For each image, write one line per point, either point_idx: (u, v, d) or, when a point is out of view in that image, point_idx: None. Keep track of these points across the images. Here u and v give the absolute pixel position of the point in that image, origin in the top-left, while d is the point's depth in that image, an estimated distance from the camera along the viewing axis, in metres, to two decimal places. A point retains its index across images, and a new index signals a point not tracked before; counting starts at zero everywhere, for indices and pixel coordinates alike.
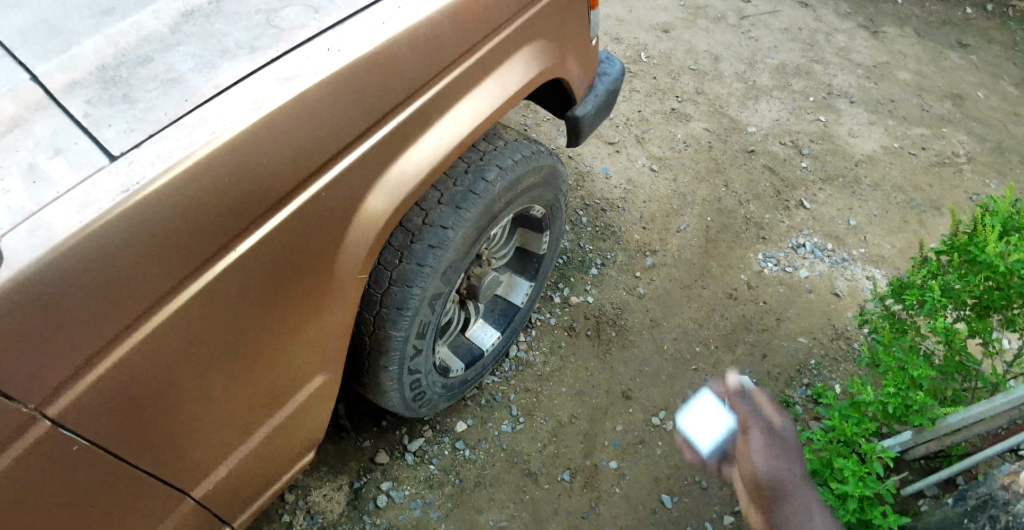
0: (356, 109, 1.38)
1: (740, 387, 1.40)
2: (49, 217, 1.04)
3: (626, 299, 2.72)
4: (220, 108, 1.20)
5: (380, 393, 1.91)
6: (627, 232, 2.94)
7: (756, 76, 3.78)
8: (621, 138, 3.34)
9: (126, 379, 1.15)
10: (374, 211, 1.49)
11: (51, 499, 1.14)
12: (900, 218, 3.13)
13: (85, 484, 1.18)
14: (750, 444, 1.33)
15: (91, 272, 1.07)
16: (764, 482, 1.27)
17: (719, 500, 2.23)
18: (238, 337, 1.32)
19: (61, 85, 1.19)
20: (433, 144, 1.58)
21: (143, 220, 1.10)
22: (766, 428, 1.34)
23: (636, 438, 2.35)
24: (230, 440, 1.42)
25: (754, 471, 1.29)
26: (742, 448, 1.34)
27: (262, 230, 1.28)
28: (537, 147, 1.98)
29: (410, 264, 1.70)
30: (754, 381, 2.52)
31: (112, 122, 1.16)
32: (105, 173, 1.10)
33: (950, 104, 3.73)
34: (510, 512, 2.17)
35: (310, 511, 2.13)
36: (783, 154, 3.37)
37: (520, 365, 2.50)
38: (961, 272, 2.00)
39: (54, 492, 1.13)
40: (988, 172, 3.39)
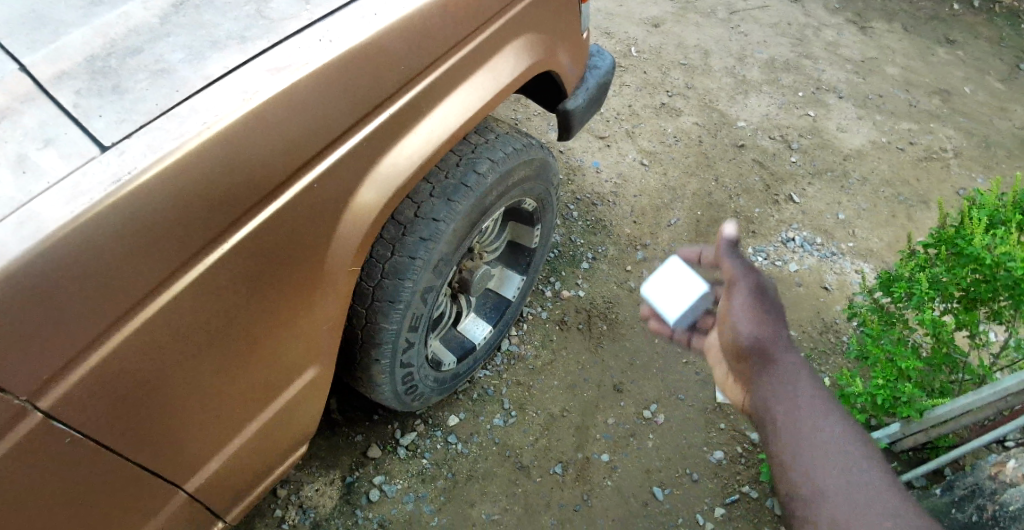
0: (348, 101, 1.38)
1: (732, 239, 1.45)
2: (39, 207, 1.03)
3: (617, 293, 2.73)
4: (211, 99, 1.19)
5: (372, 386, 1.91)
6: (618, 226, 2.95)
7: (746, 70, 3.79)
8: (612, 133, 3.34)
9: (118, 372, 1.15)
10: (365, 204, 1.48)
11: (53, 499, 1.15)
12: (888, 212, 3.16)
13: (84, 481, 1.18)
14: (734, 299, 1.40)
15: (82, 263, 1.06)
16: (748, 341, 1.34)
17: (710, 492, 2.25)
18: (230, 329, 1.31)
19: (49, 76, 1.18)
20: (425, 135, 1.58)
21: (134, 212, 1.10)
22: (752, 283, 1.41)
23: (628, 431, 2.36)
24: (222, 433, 1.42)
25: (738, 333, 1.36)
26: (728, 305, 1.41)
27: (254, 222, 1.27)
28: (528, 140, 1.98)
29: (401, 257, 1.69)
30: None
31: (102, 112, 1.15)
32: (96, 164, 1.08)
33: (937, 99, 3.76)
34: (502, 505, 2.17)
35: (302, 506, 2.13)
36: (773, 148, 3.39)
37: (512, 358, 2.50)
38: (948, 265, 2.02)
39: (55, 491, 1.14)
40: (974, 166, 3.43)
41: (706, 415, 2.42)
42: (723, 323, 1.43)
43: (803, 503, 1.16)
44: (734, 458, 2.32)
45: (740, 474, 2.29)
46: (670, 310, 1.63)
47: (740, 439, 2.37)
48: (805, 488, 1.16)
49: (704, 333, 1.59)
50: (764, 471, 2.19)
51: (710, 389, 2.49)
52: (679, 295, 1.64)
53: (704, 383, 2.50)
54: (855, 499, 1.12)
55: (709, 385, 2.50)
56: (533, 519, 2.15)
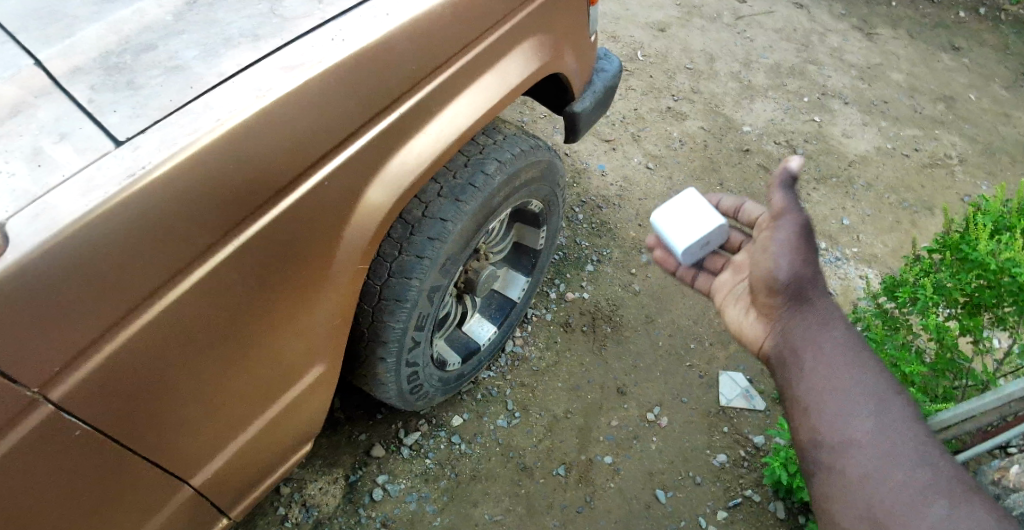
0: (359, 100, 1.39)
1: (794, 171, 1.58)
2: (54, 201, 1.04)
3: (621, 295, 2.73)
4: (224, 96, 1.21)
5: (377, 385, 1.92)
6: (622, 229, 2.96)
7: (751, 75, 3.80)
8: (617, 136, 3.35)
9: (127, 366, 1.16)
10: (374, 203, 1.49)
11: (52, 491, 1.15)
12: (892, 218, 3.16)
13: (86, 473, 1.18)
14: (782, 232, 1.58)
15: (96, 256, 1.07)
16: (792, 275, 1.54)
17: (713, 495, 2.25)
18: (238, 325, 1.32)
19: (64, 71, 1.19)
20: (433, 135, 1.59)
21: (147, 207, 1.11)
22: (801, 220, 1.58)
23: (631, 433, 2.37)
24: (229, 428, 1.43)
25: (784, 268, 1.55)
26: (777, 235, 1.58)
27: (264, 219, 1.29)
28: (535, 141, 1.99)
29: (409, 256, 1.71)
30: (749, 378, 2.54)
31: (116, 108, 1.16)
32: (110, 158, 1.10)
33: (942, 106, 3.77)
34: (505, 506, 2.18)
35: (305, 505, 2.13)
36: (778, 153, 3.39)
37: (516, 359, 2.51)
38: (953, 270, 2.02)
39: (54, 483, 1.14)
40: (979, 173, 3.43)
41: (709, 418, 2.42)
42: (764, 249, 1.61)
43: (827, 445, 1.36)
44: (737, 462, 2.32)
45: (742, 477, 2.29)
46: (680, 241, 1.74)
47: (743, 442, 2.37)
48: (832, 432, 1.36)
49: (709, 272, 1.84)
50: (767, 474, 2.19)
51: (713, 393, 2.49)
52: (691, 227, 1.75)
53: (707, 386, 2.51)
54: (880, 447, 1.30)
55: (712, 388, 2.50)
56: (536, 521, 2.15)
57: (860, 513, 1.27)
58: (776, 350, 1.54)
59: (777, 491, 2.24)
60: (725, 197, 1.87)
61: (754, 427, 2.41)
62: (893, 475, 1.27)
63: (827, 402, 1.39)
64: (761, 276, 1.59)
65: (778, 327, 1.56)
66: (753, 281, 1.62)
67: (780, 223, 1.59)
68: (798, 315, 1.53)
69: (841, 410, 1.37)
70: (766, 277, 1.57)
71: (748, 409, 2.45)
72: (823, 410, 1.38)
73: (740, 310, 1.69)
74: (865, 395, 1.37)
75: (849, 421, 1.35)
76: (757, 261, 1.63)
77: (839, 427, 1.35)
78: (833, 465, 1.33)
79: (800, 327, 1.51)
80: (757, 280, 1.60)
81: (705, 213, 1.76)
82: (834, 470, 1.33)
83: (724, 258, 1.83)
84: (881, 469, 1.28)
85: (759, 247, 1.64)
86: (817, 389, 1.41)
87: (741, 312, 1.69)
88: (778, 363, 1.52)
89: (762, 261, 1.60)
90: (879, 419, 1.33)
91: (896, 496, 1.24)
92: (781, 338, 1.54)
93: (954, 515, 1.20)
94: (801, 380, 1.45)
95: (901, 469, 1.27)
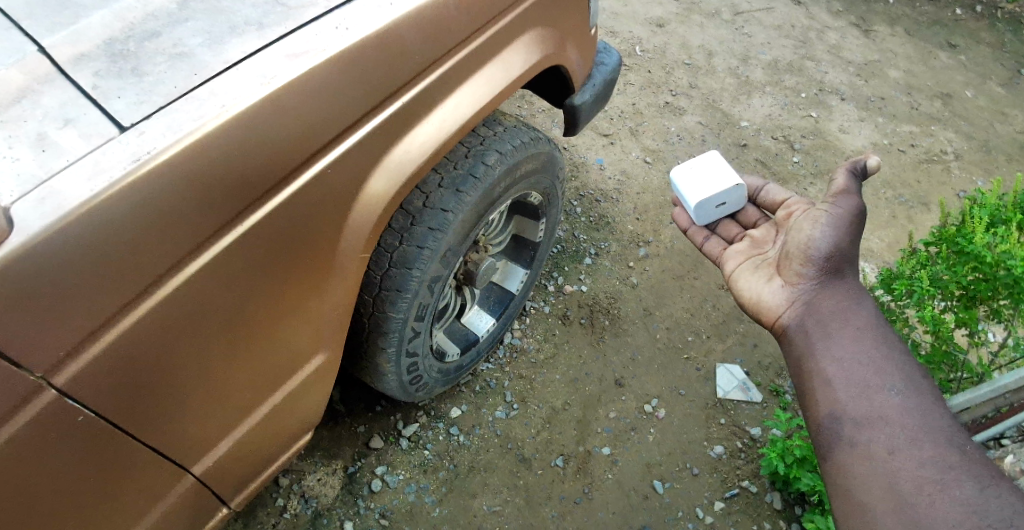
0: (363, 89, 1.40)
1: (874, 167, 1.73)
2: (60, 186, 1.05)
3: (620, 289, 2.75)
4: (229, 83, 1.22)
5: (377, 375, 1.93)
6: (621, 222, 2.97)
7: (749, 71, 3.81)
8: (616, 130, 3.36)
9: (129, 353, 1.16)
10: (377, 191, 1.50)
11: (55, 479, 1.15)
12: (889, 213, 3.18)
13: (85, 465, 1.19)
14: (840, 209, 1.71)
15: (101, 241, 1.08)
16: (832, 250, 1.68)
17: (710, 487, 2.26)
18: (241, 314, 1.33)
19: (69, 57, 1.20)
20: (436, 124, 1.60)
21: (151, 192, 1.11)
22: (857, 205, 1.72)
23: (629, 425, 2.38)
24: (230, 416, 1.43)
25: (831, 243, 1.68)
26: (833, 210, 1.72)
27: (268, 207, 1.29)
28: (536, 133, 2.00)
29: (410, 247, 1.71)
30: (746, 370, 2.56)
31: (122, 94, 1.17)
32: (115, 143, 1.11)
33: (939, 103, 3.78)
34: (505, 496, 2.19)
35: (304, 496, 2.14)
36: (775, 148, 3.41)
37: (515, 351, 2.52)
38: (949, 263, 2.03)
39: (57, 472, 1.15)
40: (975, 169, 3.45)
41: (706, 410, 2.44)
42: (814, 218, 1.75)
43: (850, 417, 1.42)
44: (734, 453, 2.34)
45: (740, 468, 2.30)
46: (693, 197, 1.96)
47: (740, 434, 2.39)
48: (857, 402, 1.43)
49: (717, 240, 2.02)
50: (764, 465, 2.21)
51: (710, 385, 2.51)
52: (705, 187, 1.97)
53: (705, 379, 2.52)
54: (905, 423, 1.37)
55: (710, 380, 2.52)
56: (534, 511, 2.17)
57: (883, 485, 1.31)
58: (795, 315, 1.65)
59: (774, 483, 2.26)
60: (751, 177, 2.06)
61: (752, 419, 2.43)
62: (921, 450, 1.32)
63: (852, 370, 1.47)
64: (797, 245, 1.74)
65: (800, 297, 1.68)
66: (786, 249, 1.77)
67: (839, 200, 1.73)
68: (828, 286, 1.65)
69: (866, 382, 1.45)
70: (803, 247, 1.71)
71: (745, 401, 2.47)
72: (848, 378, 1.47)
73: (761, 278, 1.81)
74: (891, 372, 1.45)
75: (874, 393, 1.43)
76: (798, 232, 1.78)
77: (865, 401, 1.42)
78: (856, 441, 1.39)
79: (827, 298, 1.63)
80: (790, 249, 1.75)
81: (722, 174, 1.98)
82: (857, 446, 1.38)
83: (738, 230, 2.03)
84: (907, 445, 1.34)
85: (801, 220, 1.79)
86: (842, 356, 1.51)
87: (759, 280, 1.81)
88: (797, 330, 1.63)
89: (802, 232, 1.75)
90: (905, 398, 1.41)
91: (921, 470, 1.29)
92: (802, 307, 1.66)
93: (983, 494, 1.24)
94: (825, 345, 1.54)
95: (928, 447, 1.32)
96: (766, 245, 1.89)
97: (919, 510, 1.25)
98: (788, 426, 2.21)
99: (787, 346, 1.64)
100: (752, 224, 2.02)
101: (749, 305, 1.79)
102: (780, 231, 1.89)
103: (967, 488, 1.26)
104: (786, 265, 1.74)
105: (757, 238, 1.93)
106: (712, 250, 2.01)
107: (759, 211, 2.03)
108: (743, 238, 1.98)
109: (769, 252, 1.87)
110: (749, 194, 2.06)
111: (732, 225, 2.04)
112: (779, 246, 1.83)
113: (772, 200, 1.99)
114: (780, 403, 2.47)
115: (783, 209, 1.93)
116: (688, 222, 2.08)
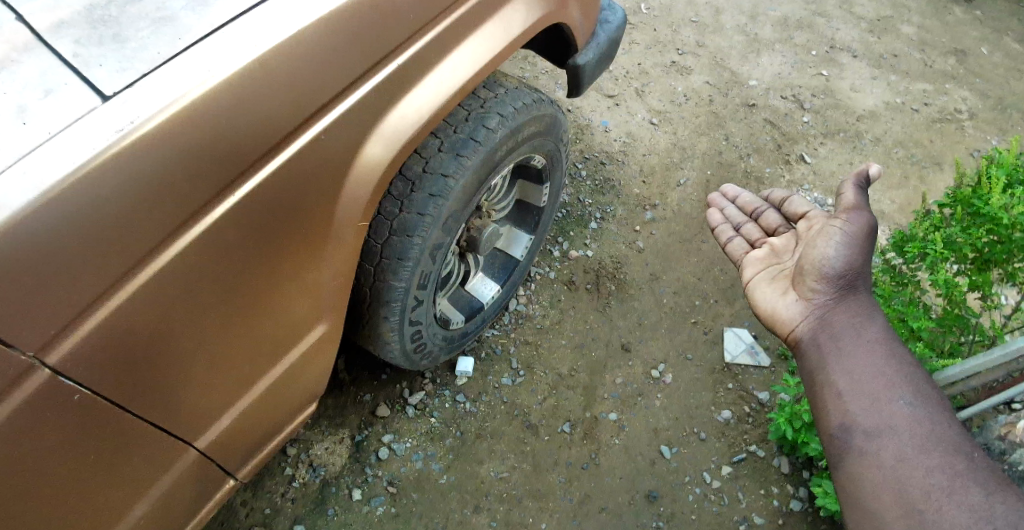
0: (355, 51, 1.35)
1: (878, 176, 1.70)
2: (42, 158, 1.01)
3: (626, 253, 2.70)
4: (215, 46, 1.17)
5: (380, 344, 1.90)
6: (626, 186, 2.91)
7: (758, 29, 3.70)
8: (621, 91, 3.27)
9: (122, 330, 1.14)
10: (373, 159, 1.46)
11: (50, 461, 1.14)
12: (900, 173, 3.11)
13: (80, 444, 1.17)
14: (852, 224, 1.69)
15: (87, 214, 1.04)
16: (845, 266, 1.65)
17: (717, 451, 2.25)
18: (237, 285, 1.30)
19: (48, 25, 1.14)
20: (434, 87, 1.54)
21: (138, 162, 1.08)
22: (869, 217, 1.70)
23: (635, 391, 2.36)
24: (230, 391, 1.41)
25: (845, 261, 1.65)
26: (847, 225, 1.69)
27: (260, 175, 1.25)
28: (538, 95, 1.94)
29: (410, 214, 1.68)
30: (754, 334, 2.52)
31: (103, 62, 1.12)
32: (97, 114, 1.06)
33: (953, 60, 3.68)
34: (511, 463, 2.18)
35: (313, 465, 2.14)
36: (785, 108, 3.32)
37: (520, 317, 2.50)
38: (963, 225, 1.97)
39: (51, 455, 1.13)
40: (989, 128, 3.36)
41: (713, 375, 2.42)
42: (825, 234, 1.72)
43: (861, 427, 1.42)
44: (741, 418, 2.32)
45: (747, 433, 2.29)
46: None
47: (748, 398, 2.37)
48: (869, 414, 1.42)
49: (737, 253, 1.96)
50: (772, 429, 2.20)
51: (718, 349, 2.48)
52: None
53: (713, 343, 2.50)
54: (915, 431, 1.37)
55: (717, 344, 2.49)
56: (541, 478, 2.16)
57: (891, 491, 1.32)
58: (809, 328, 1.63)
59: (781, 447, 2.25)
60: (777, 189, 2.03)
61: (759, 383, 2.41)
62: (930, 458, 1.33)
63: (862, 381, 1.47)
64: (811, 261, 1.70)
65: (814, 311, 1.65)
66: (800, 264, 1.73)
67: (852, 217, 1.70)
68: (843, 303, 1.62)
69: (876, 392, 1.45)
70: (817, 263, 1.68)
71: (752, 365, 2.44)
72: (858, 389, 1.47)
73: (776, 290, 1.77)
74: (901, 383, 1.45)
75: (884, 404, 1.43)
76: (812, 246, 1.74)
77: (875, 411, 1.42)
78: (867, 449, 1.39)
79: (840, 313, 1.61)
80: (804, 265, 1.71)
81: None
82: (866, 455, 1.39)
83: (759, 234, 1.98)
84: (916, 452, 1.34)
85: (815, 235, 1.76)
86: (853, 368, 1.50)
87: (774, 293, 1.77)
88: (810, 344, 1.61)
89: (815, 248, 1.72)
90: (915, 408, 1.41)
91: (929, 478, 1.30)
92: (816, 319, 1.63)
93: (989, 500, 1.26)
94: (836, 359, 1.53)
95: (936, 455, 1.33)
96: (784, 255, 1.84)
97: (928, 515, 1.26)
98: (796, 391, 2.19)
99: (801, 357, 1.62)
100: (773, 230, 1.96)
101: (765, 317, 1.76)
102: (800, 242, 1.82)
103: (975, 495, 1.27)
104: (800, 280, 1.71)
105: (777, 246, 1.88)
106: (734, 251, 1.97)
107: (781, 220, 1.97)
108: (764, 243, 1.94)
109: (786, 261, 1.82)
110: (774, 204, 2.02)
111: (753, 228, 2.00)
112: (796, 258, 1.78)
113: (794, 212, 1.94)
114: (788, 368, 2.44)
115: (803, 221, 1.87)
116: (720, 220, 2.06)
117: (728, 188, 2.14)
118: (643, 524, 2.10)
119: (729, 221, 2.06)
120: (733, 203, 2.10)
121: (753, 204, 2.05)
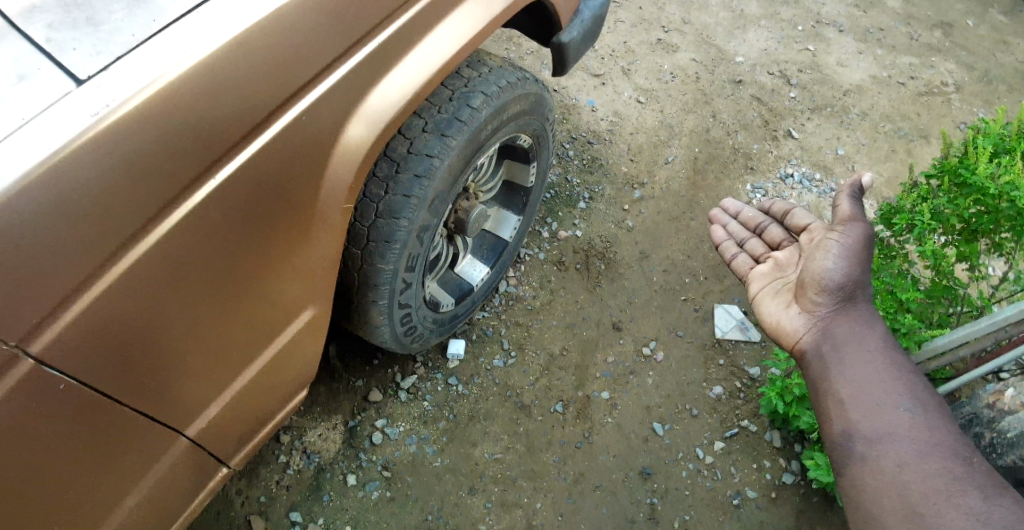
0: (336, 31, 1.33)
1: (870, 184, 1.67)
2: (16, 144, 0.98)
3: (615, 233, 2.70)
4: (192, 26, 1.14)
5: (370, 328, 1.89)
6: (614, 164, 2.90)
7: (744, 5, 3.68)
8: (607, 70, 3.25)
9: (105, 317, 1.12)
10: (357, 141, 1.44)
11: (42, 454, 1.13)
12: (887, 147, 3.12)
13: (70, 437, 1.16)
14: (848, 234, 1.67)
15: (68, 200, 1.02)
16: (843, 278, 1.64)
17: (710, 427, 2.26)
18: (224, 268, 1.29)
19: (19, 10, 1.10)
20: (417, 67, 1.53)
21: (117, 145, 1.06)
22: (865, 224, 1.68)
23: (627, 369, 2.37)
24: (221, 375, 1.40)
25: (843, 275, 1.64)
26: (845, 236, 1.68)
27: (243, 155, 1.23)
28: (523, 74, 1.92)
29: (396, 196, 1.66)
30: (743, 310, 2.53)
31: (77, 46, 1.09)
32: (72, 99, 1.04)
33: (939, 32, 3.67)
34: (505, 444, 2.19)
35: (306, 451, 2.13)
36: (771, 84, 3.31)
37: (511, 299, 2.49)
38: (951, 196, 1.96)
39: (46, 449, 1.13)
40: (976, 100, 3.36)
41: (705, 352, 2.43)
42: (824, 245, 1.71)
43: (862, 434, 1.44)
44: (733, 394, 2.33)
45: (739, 408, 2.30)
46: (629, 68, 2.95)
47: (739, 374, 2.38)
48: (869, 420, 1.45)
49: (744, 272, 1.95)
50: (764, 404, 2.22)
51: (708, 326, 2.49)
52: None
53: (703, 320, 2.50)
54: (915, 436, 1.39)
55: (708, 321, 2.50)
56: (534, 457, 2.17)
57: (893, 497, 1.34)
58: (811, 341, 1.63)
59: (773, 421, 2.26)
60: (778, 201, 2.00)
61: (750, 358, 2.41)
62: (929, 463, 1.34)
63: (864, 388, 1.49)
64: (812, 273, 1.69)
65: (817, 323, 1.65)
66: (802, 278, 1.72)
67: (848, 228, 1.69)
68: (843, 314, 1.62)
69: (878, 402, 1.46)
70: (816, 277, 1.67)
71: (743, 340, 2.45)
72: (859, 395, 1.49)
73: (780, 304, 1.77)
74: (900, 391, 1.47)
75: (885, 410, 1.44)
76: (811, 261, 1.73)
77: (875, 417, 1.44)
78: (868, 455, 1.41)
79: (842, 323, 1.61)
80: (807, 278, 1.71)
81: None
82: (869, 461, 1.40)
83: (763, 249, 1.97)
84: (916, 458, 1.36)
85: (814, 248, 1.75)
86: (855, 376, 1.52)
87: (779, 306, 1.77)
88: (813, 357, 1.61)
89: (815, 261, 1.71)
90: (915, 415, 1.42)
91: (929, 482, 1.31)
92: (819, 327, 1.64)
93: (987, 503, 1.26)
94: (839, 367, 1.54)
95: (936, 461, 1.34)
96: (789, 268, 1.84)
97: (926, 517, 1.28)
98: (787, 365, 2.18)
99: (805, 368, 1.62)
100: (777, 244, 1.95)
101: (770, 330, 1.76)
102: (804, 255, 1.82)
103: (972, 498, 1.28)
104: (802, 293, 1.70)
105: (781, 260, 1.87)
106: (740, 268, 1.96)
107: (785, 233, 1.95)
108: (768, 258, 1.93)
109: (791, 275, 1.82)
110: (777, 217, 2.00)
111: (758, 243, 1.98)
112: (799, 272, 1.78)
113: (797, 225, 1.91)
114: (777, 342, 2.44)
115: (806, 236, 1.85)
116: (724, 237, 2.04)
117: (728, 202, 2.11)
118: (638, 501, 2.11)
119: (733, 237, 2.04)
120: (734, 218, 2.07)
121: (757, 219, 2.02)
